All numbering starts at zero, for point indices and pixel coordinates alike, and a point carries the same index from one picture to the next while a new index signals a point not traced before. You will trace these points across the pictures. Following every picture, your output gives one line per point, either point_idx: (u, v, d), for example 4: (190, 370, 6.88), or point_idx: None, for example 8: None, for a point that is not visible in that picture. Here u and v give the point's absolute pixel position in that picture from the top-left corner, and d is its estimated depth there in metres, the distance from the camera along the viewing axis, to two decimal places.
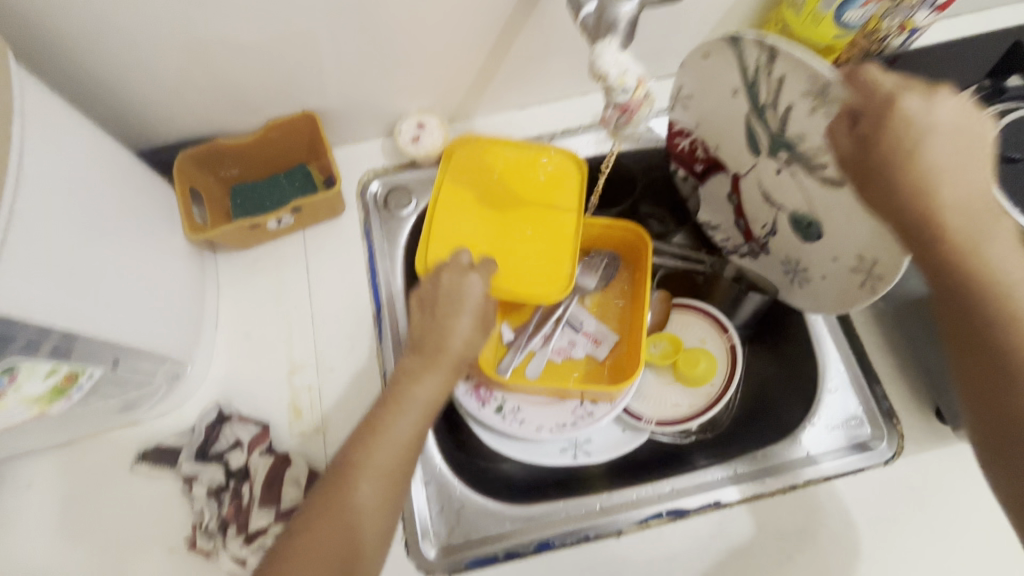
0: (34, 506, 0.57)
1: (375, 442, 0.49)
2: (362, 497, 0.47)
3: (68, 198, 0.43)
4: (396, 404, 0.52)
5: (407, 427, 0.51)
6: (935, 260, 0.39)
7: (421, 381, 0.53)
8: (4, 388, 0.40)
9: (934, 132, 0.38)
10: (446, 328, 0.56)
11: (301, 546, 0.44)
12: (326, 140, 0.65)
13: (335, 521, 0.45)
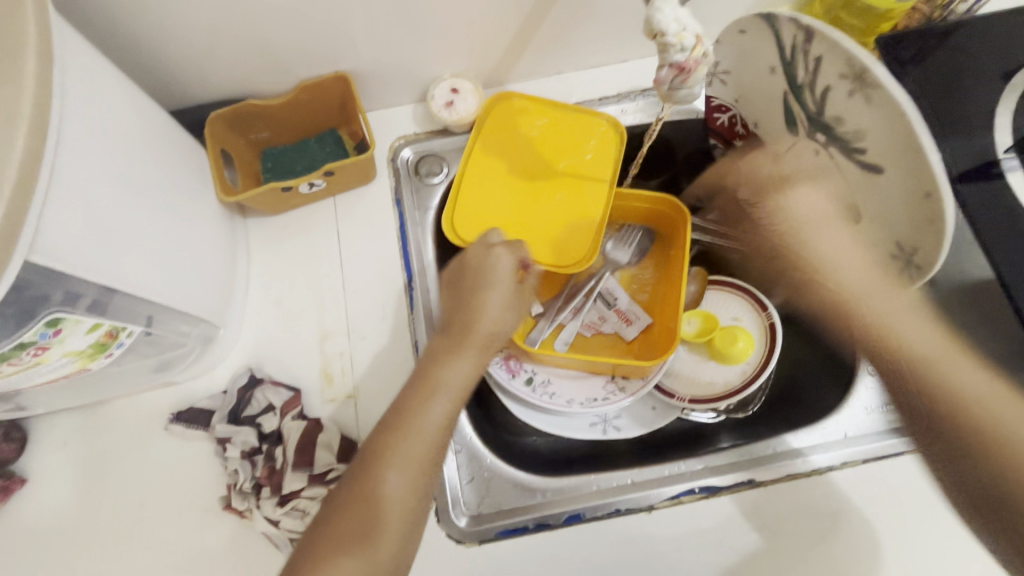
0: (72, 462, 0.58)
1: (404, 427, 0.45)
2: (388, 491, 0.43)
3: (104, 153, 0.42)
4: (424, 386, 0.47)
5: (435, 411, 0.46)
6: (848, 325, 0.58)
7: (449, 365, 0.49)
8: (49, 342, 0.40)
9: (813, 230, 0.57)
10: (476, 305, 0.52)
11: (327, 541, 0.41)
12: (360, 103, 0.63)
13: (360, 516, 0.42)
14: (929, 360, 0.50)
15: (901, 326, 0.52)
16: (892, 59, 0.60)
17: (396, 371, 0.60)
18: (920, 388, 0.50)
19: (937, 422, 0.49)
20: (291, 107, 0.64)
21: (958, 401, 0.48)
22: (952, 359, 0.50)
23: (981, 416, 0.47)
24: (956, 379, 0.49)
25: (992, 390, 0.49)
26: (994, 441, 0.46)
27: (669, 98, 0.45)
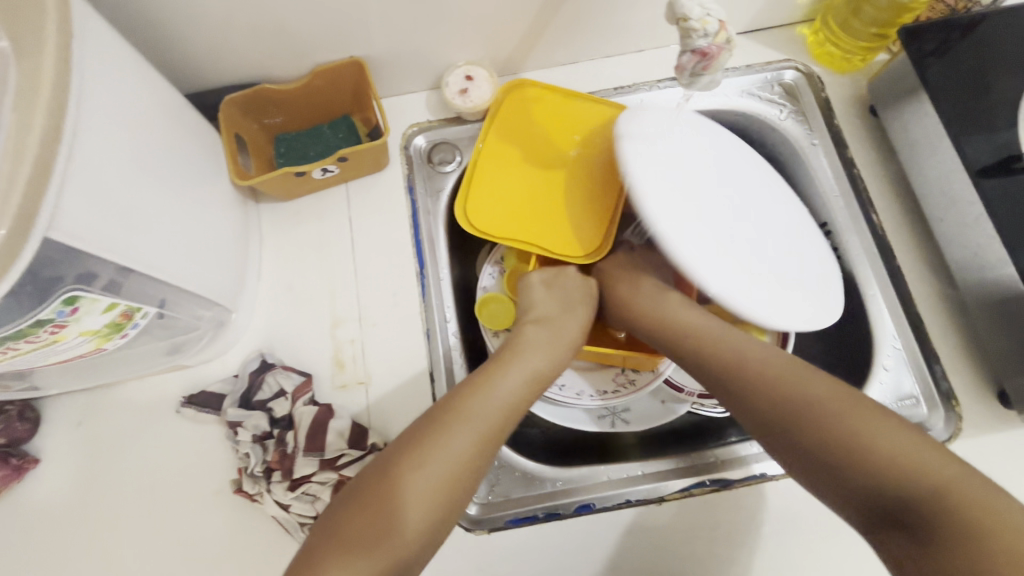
0: (85, 443, 0.58)
1: (479, 399, 0.48)
2: (446, 457, 0.44)
3: (120, 132, 0.42)
4: (512, 361, 0.52)
5: (514, 389, 0.50)
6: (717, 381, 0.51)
7: (533, 349, 0.54)
8: (66, 319, 0.40)
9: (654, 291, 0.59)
10: (570, 312, 0.59)
11: (371, 491, 0.42)
12: (374, 89, 0.63)
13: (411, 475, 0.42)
14: (751, 370, 0.48)
15: (740, 344, 0.50)
16: (916, 51, 0.58)
17: (408, 358, 0.60)
18: (764, 394, 0.46)
19: (776, 424, 0.45)
20: (305, 92, 0.63)
21: (798, 406, 0.44)
22: (789, 372, 0.46)
23: (828, 423, 0.42)
24: (791, 385, 0.45)
25: (837, 394, 0.43)
26: (854, 437, 0.40)
27: (691, 84, 0.45)
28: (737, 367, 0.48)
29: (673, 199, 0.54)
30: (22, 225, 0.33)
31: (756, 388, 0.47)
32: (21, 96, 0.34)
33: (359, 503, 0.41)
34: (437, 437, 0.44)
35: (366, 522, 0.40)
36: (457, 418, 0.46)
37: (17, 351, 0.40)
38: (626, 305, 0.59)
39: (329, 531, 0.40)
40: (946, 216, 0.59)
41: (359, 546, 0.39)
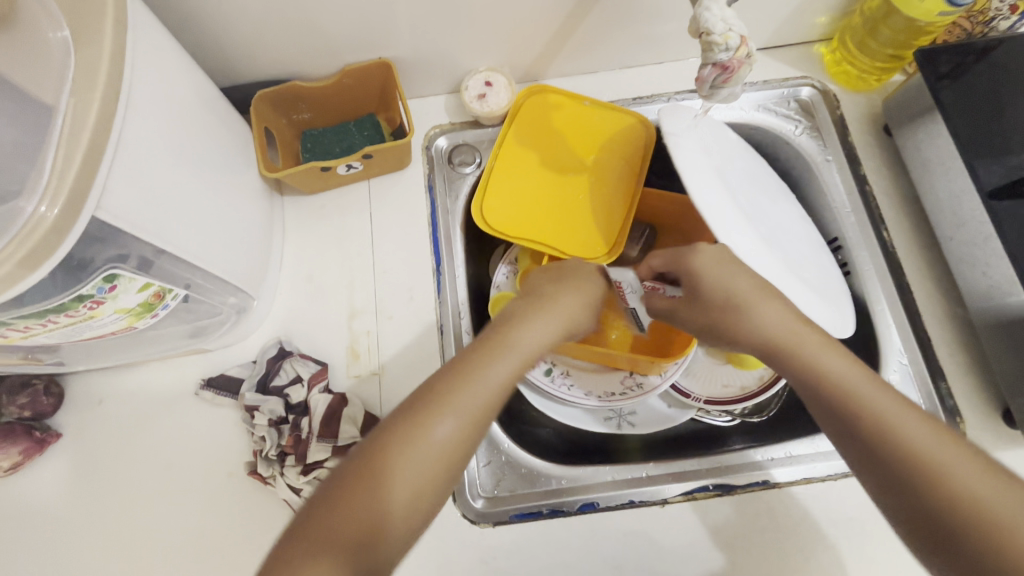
0: (105, 420, 0.60)
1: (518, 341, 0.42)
2: (472, 413, 0.38)
3: (160, 120, 0.44)
4: (544, 306, 0.46)
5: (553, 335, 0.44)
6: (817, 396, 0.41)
7: (567, 291, 0.48)
8: (104, 296, 0.41)
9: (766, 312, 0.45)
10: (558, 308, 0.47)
11: (388, 447, 0.36)
12: (401, 90, 0.64)
13: (432, 430, 0.37)
14: (880, 422, 0.38)
15: (871, 390, 0.39)
16: (932, 73, 0.59)
17: (421, 352, 0.61)
18: (884, 442, 0.37)
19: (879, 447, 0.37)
20: (334, 90, 0.65)
21: (933, 466, 0.35)
22: (939, 438, 0.37)
23: (976, 503, 0.34)
24: (930, 454, 0.36)
25: (1002, 483, 0.34)
26: (996, 516, 0.33)
27: (710, 96, 0.46)
28: (860, 412, 0.39)
29: (707, 180, 0.55)
30: (72, 205, 0.35)
31: (880, 442, 0.38)
32: (76, 84, 0.37)
33: (370, 460, 0.36)
34: (466, 387, 0.39)
35: (377, 480, 0.35)
36: (492, 364, 0.40)
37: (56, 325, 0.41)
38: (762, 334, 0.44)
39: (327, 492, 0.35)
40: (957, 234, 0.60)
41: (348, 516, 0.34)
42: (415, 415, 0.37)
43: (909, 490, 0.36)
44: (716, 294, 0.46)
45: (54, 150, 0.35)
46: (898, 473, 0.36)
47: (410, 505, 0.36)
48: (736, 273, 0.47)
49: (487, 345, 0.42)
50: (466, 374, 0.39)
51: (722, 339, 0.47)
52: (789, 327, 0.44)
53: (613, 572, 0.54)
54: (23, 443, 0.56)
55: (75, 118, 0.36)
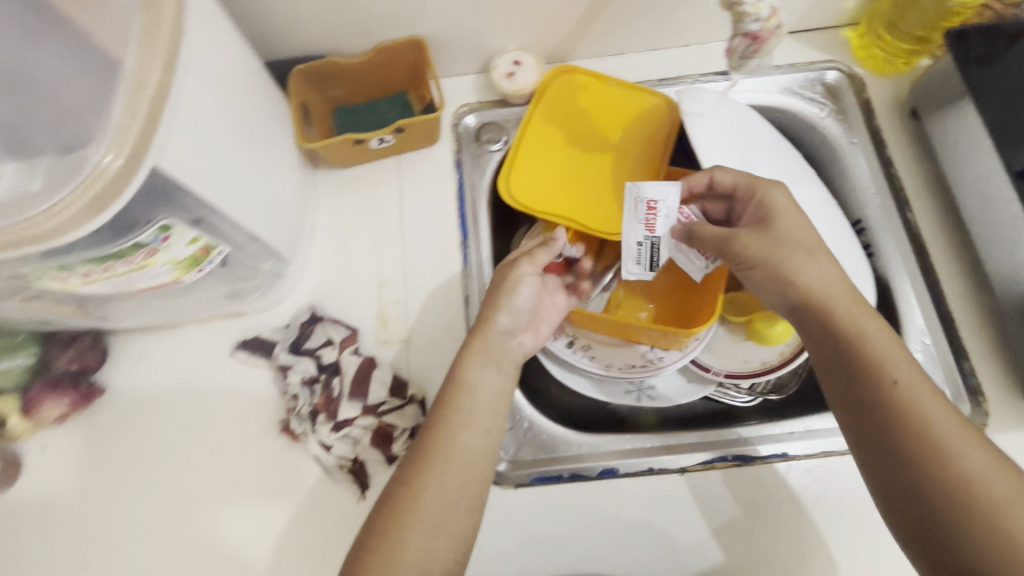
0: (145, 377, 0.63)
1: (465, 380, 0.51)
2: (449, 458, 0.47)
3: (210, 84, 0.46)
4: (483, 337, 0.54)
5: (495, 362, 0.53)
6: (832, 357, 0.46)
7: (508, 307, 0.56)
8: (158, 245, 0.44)
9: (811, 267, 0.48)
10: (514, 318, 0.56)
11: (394, 504, 0.45)
12: (432, 67, 0.66)
13: (427, 480, 0.46)
14: (890, 387, 0.42)
15: (892, 356, 0.43)
16: (960, 57, 0.59)
17: (447, 320, 0.63)
18: (893, 406, 0.42)
19: (872, 412, 0.42)
20: (367, 66, 0.67)
21: (929, 435, 0.40)
22: (941, 409, 0.41)
23: (959, 472, 0.39)
24: (930, 425, 0.40)
25: (985, 454, 0.39)
26: (966, 486, 0.38)
27: (739, 66, 0.49)
28: (880, 374, 0.43)
29: (727, 170, 0.60)
30: (135, 156, 0.37)
31: (888, 405, 0.42)
32: (140, 44, 0.39)
33: (389, 510, 0.45)
34: (439, 437, 0.48)
35: (397, 525, 0.44)
36: (456, 414, 0.49)
37: (114, 271, 0.44)
38: (806, 293, 0.47)
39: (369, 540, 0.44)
40: (982, 214, 0.60)
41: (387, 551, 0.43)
42: (408, 474, 0.47)
43: (903, 452, 0.41)
44: (783, 237, 0.49)
45: (119, 106, 0.38)
46: (897, 434, 0.41)
47: (427, 545, 0.44)
48: (797, 224, 0.50)
49: (451, 389, 0.51)
50: (439, 425, 0.49)
51: (769, 280, 0.49)
52: (832, 290, 0.47)
53: (631, 534, 0.56)
54: (70, 395, 0.59)
55: (141, 75, 0.38)
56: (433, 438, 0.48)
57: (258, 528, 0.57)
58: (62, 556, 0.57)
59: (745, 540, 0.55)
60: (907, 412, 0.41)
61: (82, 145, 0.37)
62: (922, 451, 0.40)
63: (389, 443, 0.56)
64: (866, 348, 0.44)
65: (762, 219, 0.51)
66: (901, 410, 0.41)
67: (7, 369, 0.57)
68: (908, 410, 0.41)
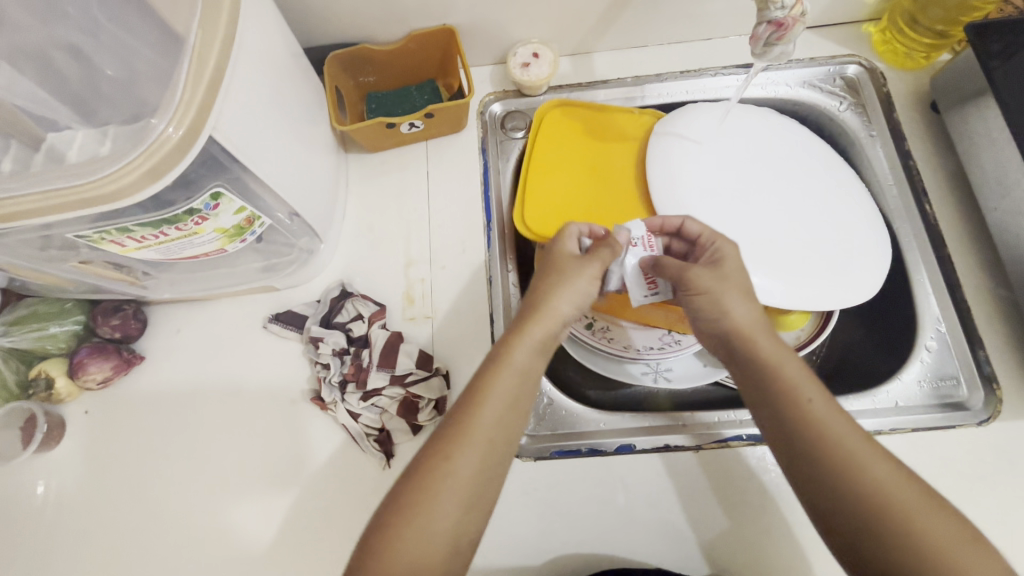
0: (181, 347, 0.66)
1: (512, 359, 0.46)
2: (486, 438, 0.43)
3: (258, 63, 0.49)
4: (540, 317, 0.48)
5: (545, 345, 0.48)
6: (750, 380, 0.45)
7: (564, 285, 0.50)
8: (209, 213, 0.47)
9: (735, 298, 0.48)
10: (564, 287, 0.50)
11: (425, 477, 0.42)
12: (462, 55, 0.69)
13: (461, 457, 0.42)
14: (806, 409, 0.42)
15: (805, 381, 0.43)
16: (981, 50, 0.59)
17: (470, 299, 0.65)
18: (810, 429, 0.41)
19: (792, 436, 0.42)
20: (399, 54, 0.70)
21: (844, 455, 0.40)
22: (855, 427, 0.41)
23: (871, 489, 0.39)
24: (843, 447, 0.40)
25: (891, 467, 0.39)
26: (881, 501, 0.38)
27: (764, 53, 0.52)
28: (795, 397, 0.42)
29: (715, 184, 0.66)
30: (194, 127, 0.40)
31: (804, 430, 0.41)
32: (201, 24, 0.42)
33: (419, 481, 0.42)
34: (477, 415, 0.44)
35: (427, 499, 0.41)
36: (494, 394, 0.45)
37: (167, 235, 0.47)
38: (731, 321, 0.47)
39: (390, 513, 0.41)
40: (1000, 205, 0.61)
41: (415, 526, 0.40)
42: (444, 446, 0.43)
43: (820, 474, 0.40)
44: (719, 275, 0.49)
45: (183, 80, 0.40)
46: (816, 458, 0.40)
47: (455, 523, 0.41)
48: (728, 268, 0.49)
49: (493, 368, 0.46)
50: (478, 402, 0.44)
51: (699, 310, 0.49)
52: (757, 321, 0.47)
53: (647, 508, 0.58)
54: (114, 360, 0.62)
55: (201, 51, 0.41)
56: (472, 412, 0.44)
57: (288, 491, 0.59)
58: (102, 511, 0.61)
59: (760, 517, 0.57)
60: (824, 434, 0.41)
61: (153, 116, 0.41)
62: (836, 470, 0.40)
63: (414, 413, 0.59)
64: (784, 374, 0.43)
65: (713, 261, 0.51)
66: (816, 433, 0.41)
67: (56, 333, 0.61)
68: (827, 432, 0.41)
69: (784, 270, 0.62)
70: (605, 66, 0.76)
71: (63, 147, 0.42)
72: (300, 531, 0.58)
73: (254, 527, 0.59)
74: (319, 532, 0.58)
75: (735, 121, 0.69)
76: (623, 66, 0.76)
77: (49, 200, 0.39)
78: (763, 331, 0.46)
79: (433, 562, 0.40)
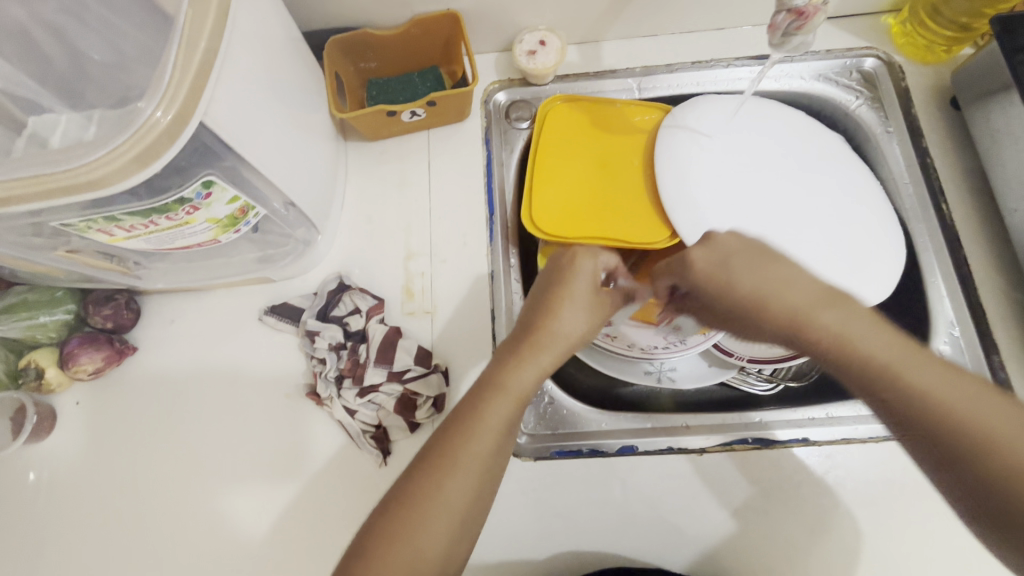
0: (173, 337, 0.65)
1: (513, 385, 0.44)
2: (483, 461, 0.41)
3: (251, 46, 0.47)
4: (544, 338, 0.47)
5: (549, 370, 0.47)
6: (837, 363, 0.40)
7: (572, 309, 0.49)
8: (201, 202, 0.45)
9: (775, 284, 0.43)
10: (553, 312, 0.49)
11: (418, 495, 0.40)
12: (466, 41, 0.66)
13: (452, 481, 0.40)
14: (905, 387, 0.37)
15: (895, 362, 0.38)
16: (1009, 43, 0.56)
17: (471, 295, 0.63)
18: (920, 419, 0.36)
19: (904, 416, 0.37)
20: (402, 39, 0.68)
21: (969, 429, 0.35)
22: (973, 395, 0.36)
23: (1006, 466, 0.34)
24: (963, 419, 0.35)
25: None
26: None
27: (781, 43, 0.50)
28: (889, 375, 0.38)
29: (725, 181, 0.64)
30: (183, 113, 0.38)
31: (916, 409, 0.36)
32: (191, 5, 0.40)
33: (409, 506, 0.39)
34: (475, 438, 0.42)
35: (417, 527, 0.39)
36: (490, 416, 0.43)
37: (158, 224, 0.46)
38: (785, 318, 0.42)
39: (375, 529, 0.39)
40: (1020, 206, 0.59)
41: (399, 548, 0.38)
42: (437, 467, 0.41)
43: (961, 459, 0.35)
44: (744, 275, 0.44)
45: (172, 62, 0.39)
46: (946, 448, 0.36)
47: (443, 547, 0.39)
48: (752, 264, 0.44)
49: (490, 394, 0.44)
50: (476, 427, 0.42)
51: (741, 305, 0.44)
52: (816, 307, 0.41)
53: (649, 511, 0.56)
54: (105, 350, 0.61)
55: (191, 34, 0.39)
56: (467, 434, 0.42)
57: (282, 488, 0.58)
58: (93, 504, 0.60)
59: (762, 522, 0.56)
60: (938, 409, 0.36)
61: (141, 100, 0.39)
62: (962, 448, 0.35)
63: (412, 411, 0.57)
64: (866, 350, 0.39)
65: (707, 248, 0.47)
66: (929, 411, 0.36)
67: (45, 322, 0.60)
68: (938, 406, 0.36)
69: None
70: (614, 56, 0.73)
71: (48, 131, 0.40)
72: (294, 527, 0.57)
73: (247, 523, 0.58)
74: (314, 530, 0.57)
75: (749, 116, 0.67)
76: (632, 56, 0.73)
77: (32, 187, 0.37)
78: (829, 306, 0.41)
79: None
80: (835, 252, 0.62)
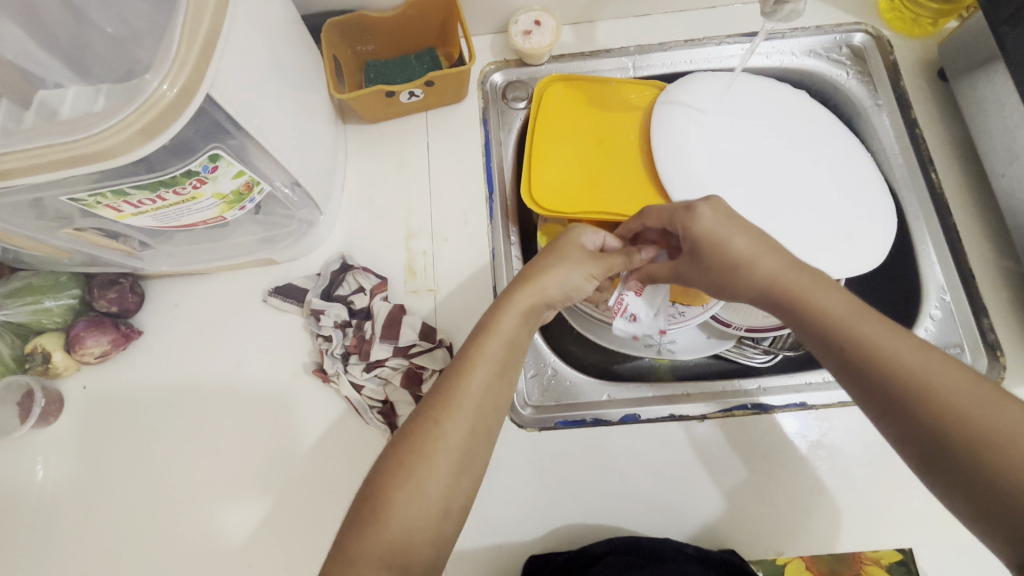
0: (178, 322, 0.65)
1: (500, 328, 0.46)
2: (475, 407, 0.42)
3: (252, 22, 0.47)
4: (528, 287, 0.48)
5: (529, 317, 0.48)
6: (805, 326, 0.42)
7: (562, 268, 0.50)
8: (207, 176, 0.45)
9: (756, 251, 0.44)
10: (546, 269, 0.50)
11: (416, 442, 0.41)
12: (462, 22, 0.67)
13: (450, 424, 0.42)
14: (863, 344, 0.39)
15: (863, 320, 0.40)
16: None
17: (473, 271, 0.64)
18: (873, 371, 0.38)
19: (856, 372, 0.39)
20: (398, 23, 0.68)
21: (913, 379, 0.37)
22: (920, 351, 0.38)
23: (953, 414, 0.36)
24: (908, 369, 0.37)
25: (966, 384, 0.37)
26: (962, 422, 0.35)
27: (773, 11, 0.52)
28: (847, 333, 0.40)
29: (719, 154, 0.65)
30: (189, 84, 0.39)
31: (871, 363, 0.38)
32: None
33: (411, 443, 0.41)
34: (462, 387, 0.43)
35: (415, 465, 0.40)
36: (479, 360, 0.44)
37: (165, 199, 0.46)
38: (766, 278, 0.44)
39: (378, 480, 0.40)
40: (1007, 171, 0.60)
41: (405, 491, 0.40)
42: (433, 412, 0.42)
43: (903, 408, 0.37)
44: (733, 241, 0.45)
45: (177, 34, 0.39)
46: (893, 400, 0.38)
47: (445, 487, 0.40)
48: (740, 230, 0.45)
49: (478, 341, 0.45)
50: (468, 367, 0.43)
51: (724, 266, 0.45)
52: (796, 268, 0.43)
53: (651, 477, 0.57)
54: (111, 333, 0.61)
55: (195, 8, 0.40)
56: (458, 382, 0.43)
57: (292, 463, 0.59)
58: (104, 484, 0.60)
59: (763, 484, 0.57)
60: (889, 362, 0.38)
61: (147, 73, 0.39)
62: (904, 400, 0.37)
63: (417, 384, 0.59)
64: (830, 310, 0.41)
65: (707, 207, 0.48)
66: (880, 364, 0.38)
67: (51, 307, 0.60)
68: (891, 360, 0.38)
69: (793, 246, 0.62)
70: (608, 35, 0.74)
71: (56, 104, 0.40)
72: (305, 502, 0.58)
73: (257, 498, 0.58)
74: (325, 504, 0.57)
75: (742, 92, 0.68)
76: (627, 35, 0.74)
77: (40, 158, 0.37)
78: (805, 273, 0.43)
79: (424, 524, 0.39)
80: (827, 223, 0.63)
